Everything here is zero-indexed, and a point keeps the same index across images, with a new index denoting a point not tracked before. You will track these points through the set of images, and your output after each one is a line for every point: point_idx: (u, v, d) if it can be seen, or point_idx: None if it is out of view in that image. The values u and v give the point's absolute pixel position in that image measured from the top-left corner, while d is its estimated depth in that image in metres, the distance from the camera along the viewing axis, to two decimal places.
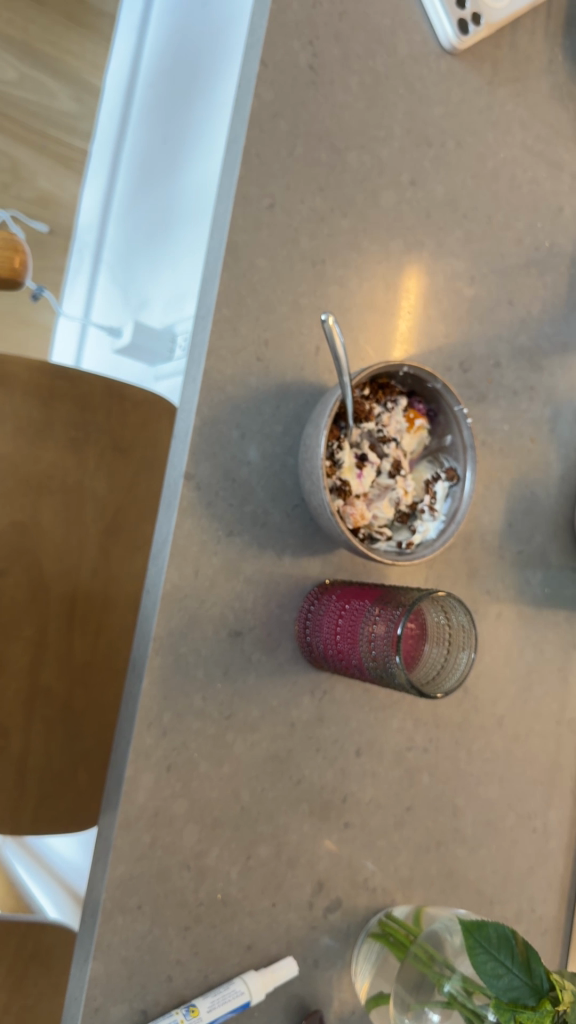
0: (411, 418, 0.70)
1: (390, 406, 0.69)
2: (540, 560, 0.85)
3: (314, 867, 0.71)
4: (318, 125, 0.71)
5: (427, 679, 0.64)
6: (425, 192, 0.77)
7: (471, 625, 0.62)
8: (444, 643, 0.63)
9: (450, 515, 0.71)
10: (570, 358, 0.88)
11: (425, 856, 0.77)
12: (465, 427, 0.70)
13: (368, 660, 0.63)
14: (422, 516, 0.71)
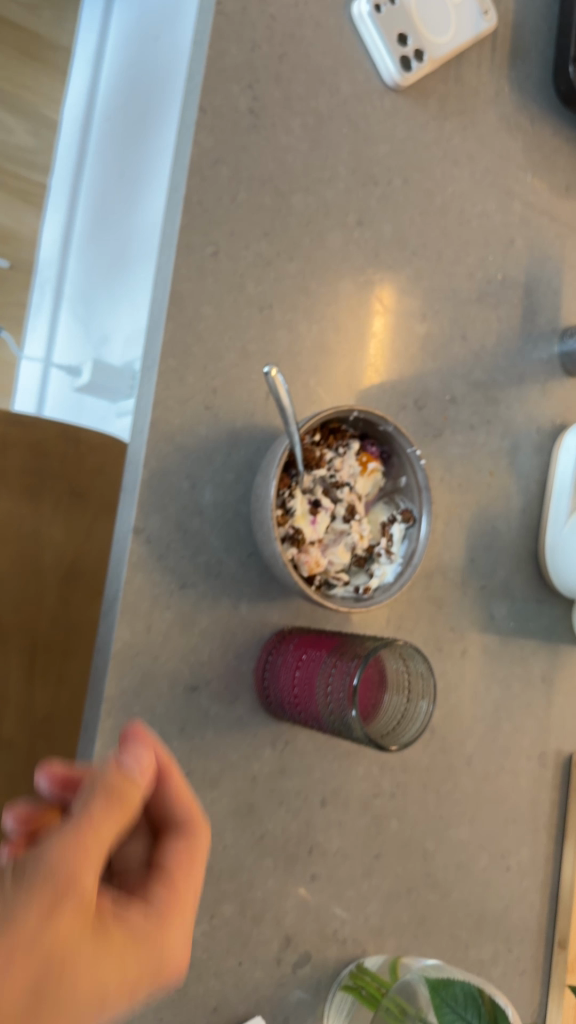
0: (364, 461, 0.69)
1: (342, 450, 0.68)
2: (505, 594, 0.84)
3: (281, 922, 0.69)
4: (261, 169, 0.70)
5: (386, 731, 0.61)
6: (372, 231, 0.77)
7: (430, 673, 0.60)
8: (403, 693, 0.61)
9: (407, 558, 0.70)
10: (526, 390, 0.88)
11: (396, 903, 0.76)
12: (420, 468, 0.69)
13: (327, 712, 0.62)
14: (379, 560, 0.70)
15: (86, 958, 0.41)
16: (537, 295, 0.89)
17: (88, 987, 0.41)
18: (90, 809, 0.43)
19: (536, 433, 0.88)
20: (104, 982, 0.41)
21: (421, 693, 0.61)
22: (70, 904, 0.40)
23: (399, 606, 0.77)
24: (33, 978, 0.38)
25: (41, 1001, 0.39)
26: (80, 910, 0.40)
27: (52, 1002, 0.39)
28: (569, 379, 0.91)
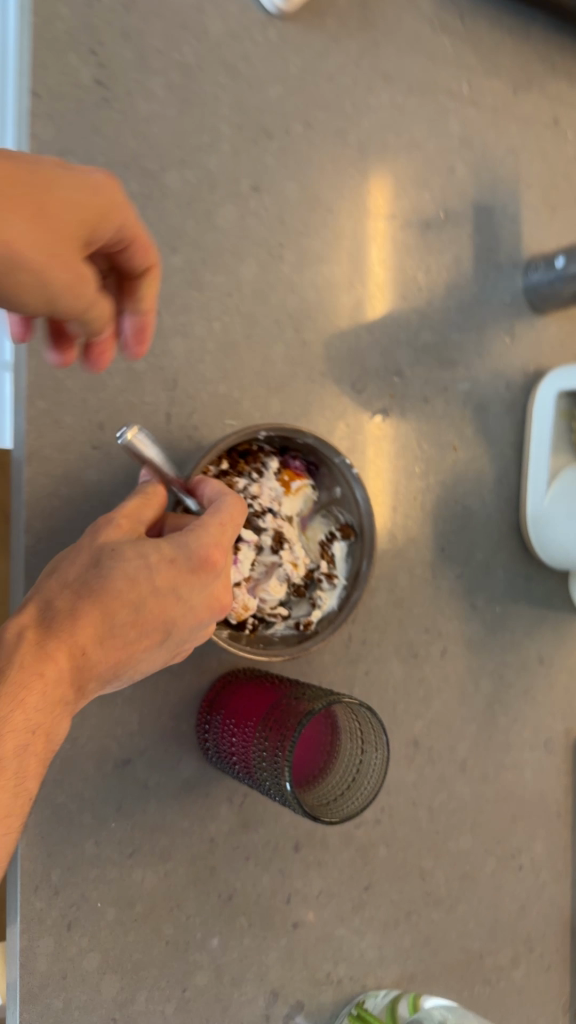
0: (287, 479, 0.61)
1: (260, 472, 0.59)
2: (485, 578, 0.76)
3: (265, 979, 0.65)
4: (121, 149, 0.59)
5: (334, 795, 0.54)
6: (273, 195, 0.65)
7: (382, 735, 0.53)
8: (355, 753, 0.55)
9: (353, 580, 0.61)
10: (487, 342, 0.77)
11: (396, 931, 0.70)
12: (355, 476, 0.60)
13: (262, 779, 0.55)
14: (321, 586, 0.62)
15: (135, 546, 0.46)
16: (491, 227, 0.76)
17: (129, 556, 0.45)
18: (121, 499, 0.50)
19: (504, 389, 0.78)
20: (143, 550, 0.46)
21: (370, 756, 0.53)
22: (102, 531, 0.47)
23: (360, 619, 0.69)
24: (82, 576, 0.44)
25: (94, 556, 0.45)
26: (121, 526, 0.48)
27: (109, 569, 0.44)
28: (539, 318, 0.79)
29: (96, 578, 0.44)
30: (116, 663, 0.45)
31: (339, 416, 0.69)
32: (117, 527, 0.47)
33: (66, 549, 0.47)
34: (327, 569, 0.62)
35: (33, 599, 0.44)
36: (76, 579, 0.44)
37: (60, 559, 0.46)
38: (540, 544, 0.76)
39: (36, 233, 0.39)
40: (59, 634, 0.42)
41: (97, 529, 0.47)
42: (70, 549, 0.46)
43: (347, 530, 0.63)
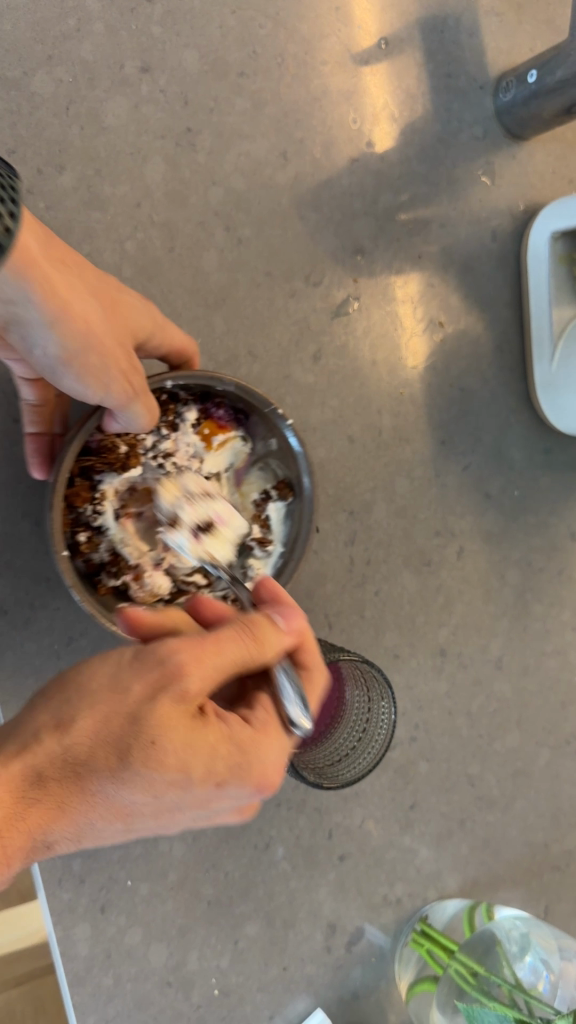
0: (208, 433, 0.53)
1: (175, 427, 0.52)
2: (498, 460, 0.68)
3: (319, 914, 0.63)
4: None
5: (345, 748, 0.53)
6: (168, 72, 0.55)
7: (391, 696, 0.52)
8: (364, 706, 0.53)
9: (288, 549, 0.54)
10: (462, 188, 0.65)
11: (450, 840, 0.68)
12: (290, 430, 0.51)
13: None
14: (251, 555, 0.55)
15: (186, 740, 0.36)
16: (445, 49, 0.64)
17: (172, 759, 0.35)
18: (217, 632, 0.40)
19: (492, 240, 0.66)
20: (193, 750, 0.36)
21: (381, 716, 0.53)
22: (166, 694, 0.36)
23: (361, 540, 0.64)
24: (109, 746, 0.35)
25: (136, 724, 0.35)
26: (181, 703, 0.36)
27: (143, 765, 0.35)
28: (522, 145, 0.67)
29: (118, 765, 0.35)
30: (87, 842, 0.37)
31: (297, 318, 0.60)
32: (185, 695, 0.37)
33: (120, 670, 0.37)
34: (261, 533, 0.55)
35: (37, 738, 0.34)
36: (100, 741, 0.35)
37: (98, 683, 0.37)
38: (559, 418, 0.65)
39: (111, 334, 0.43)
40: (37, 812, 0.34)
41: (170, 673, 0.37)
42: (118, 673, 0.37)
43: (285, 488, 0.55)
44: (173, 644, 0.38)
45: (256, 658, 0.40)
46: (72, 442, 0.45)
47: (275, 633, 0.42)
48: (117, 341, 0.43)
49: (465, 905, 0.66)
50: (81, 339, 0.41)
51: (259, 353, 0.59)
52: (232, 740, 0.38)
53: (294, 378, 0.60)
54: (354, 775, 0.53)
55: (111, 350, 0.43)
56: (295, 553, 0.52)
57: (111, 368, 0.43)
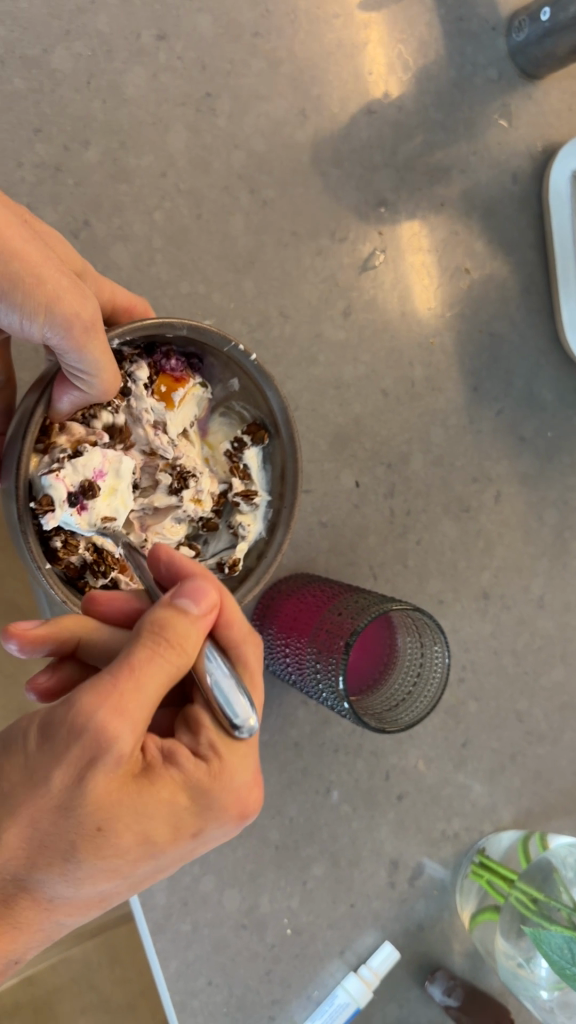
0: (167, 389, 0.46)
1: (127, 393, 0.45)
2: (530, 402, 0.68)
3: (381, 852, 0.66)
4: None
5: (401, 691, 0.55)
6: (184, 38, 0.55)
7: (439, 630, 0.52)
8: (417, 647, 0.54)
9: (277, 492, 0.48)
10: (480, 131, 0.65)
11: (503, 775, 0.70)
12: (260, 371, 0.44)
13: (315, 690, 0.54)
14: (239, 510, 0.49)
15: (133, 808, 0.33)
16: None
17: (121, 837, 0.33)
18: (130, 659, 0.34)
19: (512, 182, 0.66)
20: (146, 815, 0.34)
21: (435, 660, 0.54)
22: (98, 769, 0.32)
23: (401, 491, 0.65)
24: (47, 851, 0.32)
25: (69, 816, 0.32)
26: (116, 769, 0.33)
27: (92, 857, 0.33)
28: (536, 85, 0.66)
29: (66, 864, 0.33)
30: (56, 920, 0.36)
31: (326, 275, 0.61)
32: (120, 761, 0.33)
33: (27, 753, 0.32)
34: (242, 486, 0.49)
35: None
36: (36, 847, 0.32)
37: (12, 790, 0.32)
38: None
39: (59, 265, 0.39)
40: None
41: (90, 749, 0.32)
42: (28, 760, 0.32)
43: (259, 432, 0.48)
44: (80, 698, 0.33)
45: (180, 668, 0.35)
46: (36, 413, 0.40)
47: (190, 624, 0.36)
48: (68, 274, 0.40)
49: (520, 835, 0.68)
50: (17, 258, 0.38)
51: (290, 312, 0.60)
52: (188, 783, 0.35)
53: (326, 335, 0.61)
54: (412, 715, 0.54)
55: (58, 279, 0.39)
56: (285, 506, 0.46)
57: (58, 297, 0.39)
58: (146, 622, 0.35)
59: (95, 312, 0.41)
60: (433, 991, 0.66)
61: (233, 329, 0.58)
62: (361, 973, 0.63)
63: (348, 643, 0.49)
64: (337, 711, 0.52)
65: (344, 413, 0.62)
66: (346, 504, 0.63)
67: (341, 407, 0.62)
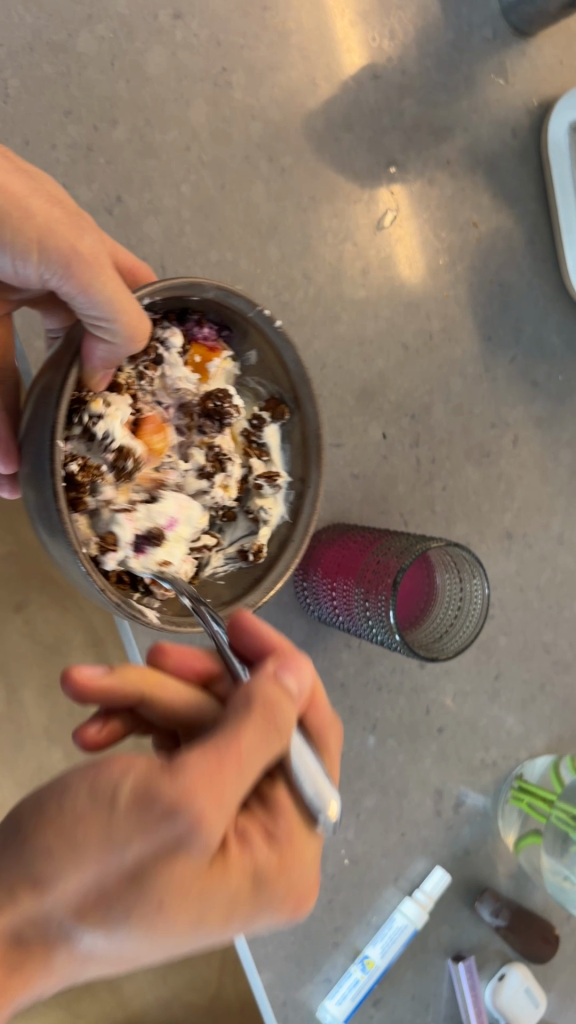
0: (201, 360, 0.45)
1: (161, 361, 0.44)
2: (539, 348, 0.71)
3: (427, 782, 0.70)
4: (21, 34, 0.53)
5: (441, 625, 0.59)
6: (199, 16, 0.58)
7: (479, 569, 0.56)
8: (456, 581, 0.58)
9: (298, 472, 0.46)
10: (480, 88, 0.68)
11: (534, 703, 0.74)
12: (281, 335, 0.41)
13: (367, 628, 0.58)
14: (261, 494, 0.46)
15: (202, 893, 0.31)
16: None
17: (183, 916, 0.31)
18: (235, 734, 0.33)
19: (512, 137, 0.69)
20: (210, 900, 0.32)
21: (475, 592, 0.57)
22: (181, 857, 0.31)
23: (425, 439, 0.68)
24: (109, 914, 0.30)
25: (142, 887, 0.30)
26: (199, 858, 0.31)
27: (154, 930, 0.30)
28: (529, 42, 0.69)
29: (115, 923, 0.30)
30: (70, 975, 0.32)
31: (344, 236, 0.63)
32: (203, 835, 0.31)
33: (117, 809, 0.30)
34: (263, 466, 0.47)
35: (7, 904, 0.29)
36: (99, 908, 0.30)
37: (88, 836, 0.30)
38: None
39: (52, 196, 0.40)
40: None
41: (173, 804, 0.30)
42: (115, 810, 0.30)
43: (278, 408, 0.46)
44: (181, 762, 0.32)
45: (274, 744, 0.34)
46: (68, 379, 0.36)
47: (293, 706, 0.35)
48: (62, 205, 0.40)
49: (551, 760, 0.72)
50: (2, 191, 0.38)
51: (313, 274, 0.62)
52: (258, 869, 0.33)
53: (347, 293, 0.64)
54: (454, 647, 0.58)
55: (49, 211, 0.40)
56: (308, 483, 0.44)
57: (50, 226, 0.39)
58: (245, 695, 0.35)
59: (96, 247, 0.41)
60: (482, 911, 0.70)
61: (261, 294, 0.60)
62: (416, 897, 0.67)
63: (396, 580, 0.52)
64: (389, 644, 0.57)
65: (368, 369, 0.65)
66: (374, 455, 0.66)
67: (365, 363, 0.65)
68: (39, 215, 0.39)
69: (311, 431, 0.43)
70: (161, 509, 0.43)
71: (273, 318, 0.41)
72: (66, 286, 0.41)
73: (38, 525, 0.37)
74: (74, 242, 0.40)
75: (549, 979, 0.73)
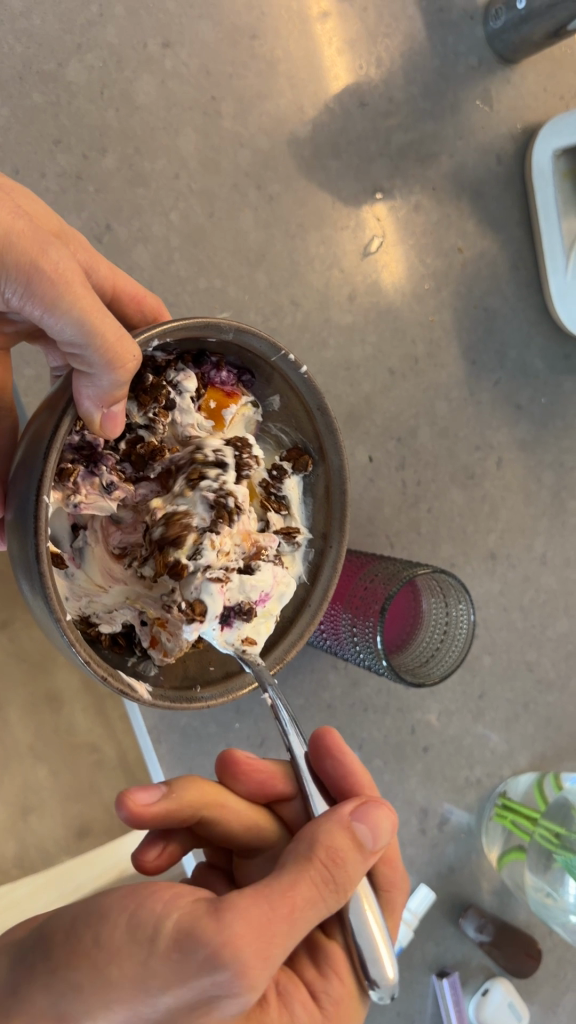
0: (216, 404, 0.45)
1: (172, 405, 0.43)
2: (523, 370, 0.72)
3: (413, 801, 0.70)
4: (11, 66, 0.54)
5: (427, 650, 0.60)
6: (188, 45, 0.59)
7: (465, 590, 0.57)
8: (442, 601, 0.59)
9: (320, 529, 0.47)
10: (465, 114, 0.68)
11: (518, 722, 0.74)
12: (310, 386, 0.43)
13: (353, 652, 0.59)
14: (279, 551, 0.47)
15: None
16: None
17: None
18: (289, 883, 0.33)
19: (497, 163, 0.69)
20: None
21: (461, 617, 0.58)
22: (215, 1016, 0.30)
23: (412, 462, 0.68)
24: None
25: None
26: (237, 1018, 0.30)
27: None
28: (513, 69, 0.69)
29: None
30: None
31: (331, 263, 0.64)
32: (241, 1000, 0.30)
33: (155, 946, 0.30)
34: (280, 519, 0.47)
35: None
36: None
37: (122, 976, 0.29)
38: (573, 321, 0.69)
39: (13, 206, 0.37)
40: None
41: (215, 954, 0.29)
42: (154, 950, 0.30)
43: (301, 459, 0.47)
44: (227, 901, 0.31)
45: (328, 899, 0.33)
46: (60, 431, 0.35)
47: (360, 864, 0.35)
48: (23, 216, 0.38)
49: (535, 776, 0.73)
50: None
51: (300, 300, 0.63)
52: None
53: (334, 320, 0.64)
54: (439, 673, 0.59)
55: (10, 223, 0.37)
56: (331, 544, 0.45)
57: (8, 241, 0.37)
58: (307, 839, 0.35)
59: (66, 264, 0.39)
60: (466, 927, 0.70)
61: (249, 320, 0.61)
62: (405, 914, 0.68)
63: (383, 605, 0.52)
64: (376, 668, 0.57)
65: (355, 392, 0.66)
66: (361, 479, 0.66)
67: (352, 387, 0.66)
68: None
69: (337, 484, 0.44)
70: (253, 581, 0.44)
71: (302, 368, 0.42)
72: (29, 304, 0.39)
73: (17, 568, 0.37)
74: (38, 258, 0.37)
75: (532, 993, 0.73)
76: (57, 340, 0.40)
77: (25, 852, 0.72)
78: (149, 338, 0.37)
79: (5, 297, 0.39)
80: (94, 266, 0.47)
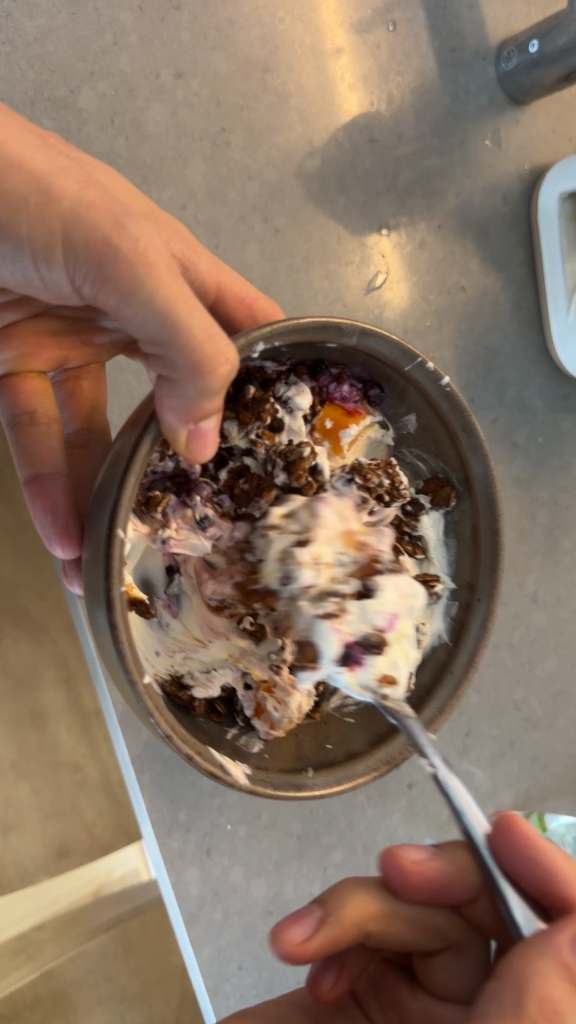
0: (332, 417, 0.48)
1: (278, 424, 0.46)
2: (521, 407, 0.71)
3: (394, 837, 0.67)
4: (21, 100, 0.57)
5: None
6: (200, 78, 0.61)
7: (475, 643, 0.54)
8: None
9: (465, 576, 0.48)
10: (473, 154, 0.68)
11: (503, 760, 0.71)
12: (448, 395, 0.43)
13: None
14: None
15: None
16: (447, 26, 0.67)
17: None
18: None
19: (503, 202, 0.69)
20: None
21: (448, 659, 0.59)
22: None
23: None
24: None
25: None
26: None
27: None
28: (524, 109, 0.69)
29: None
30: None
31: (334, 295, 0.64)
32: None
33: None
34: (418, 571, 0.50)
35: None
36: None
37: None
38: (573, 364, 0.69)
39: (85, 179, 0.37)
40: None
41: None
42: None
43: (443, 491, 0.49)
44: None
45: None
46: (139, 450, 0.35)
47: None
48: (98, 190, 0.38)
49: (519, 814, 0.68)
50: (24, 172, 0.36)
51: None
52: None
53: None
54: None
55: (85, 196, 0.37)
56: (479, 596, 0.46)
57: (77, 215, 0.37)
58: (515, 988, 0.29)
59: (153, 240, 0.38)
60: None
61: None
62: None
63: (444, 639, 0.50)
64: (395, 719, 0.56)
65: None
66: None
67: None
68: (67, 201, 0.36)
69: (487, 523, 0.46)
70: (370, 604, 0.44)
71: (442, 379, 0.43)
72: (105, 287, 0.39)
73: (86, 591, 0.37)
74: (112, 236, 0.37)
75: None
76: (140, 332, 0.40)
77: (4, 869, 0.80)
78: (247, 343, 0.37)
79: (86, 283, 0.39)
80: (195, 258, 0.50)
